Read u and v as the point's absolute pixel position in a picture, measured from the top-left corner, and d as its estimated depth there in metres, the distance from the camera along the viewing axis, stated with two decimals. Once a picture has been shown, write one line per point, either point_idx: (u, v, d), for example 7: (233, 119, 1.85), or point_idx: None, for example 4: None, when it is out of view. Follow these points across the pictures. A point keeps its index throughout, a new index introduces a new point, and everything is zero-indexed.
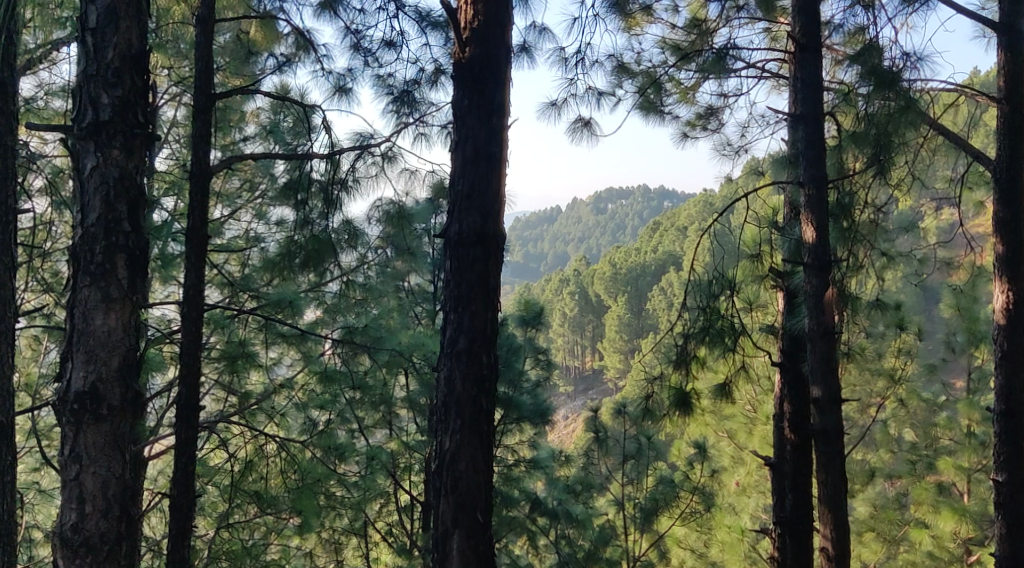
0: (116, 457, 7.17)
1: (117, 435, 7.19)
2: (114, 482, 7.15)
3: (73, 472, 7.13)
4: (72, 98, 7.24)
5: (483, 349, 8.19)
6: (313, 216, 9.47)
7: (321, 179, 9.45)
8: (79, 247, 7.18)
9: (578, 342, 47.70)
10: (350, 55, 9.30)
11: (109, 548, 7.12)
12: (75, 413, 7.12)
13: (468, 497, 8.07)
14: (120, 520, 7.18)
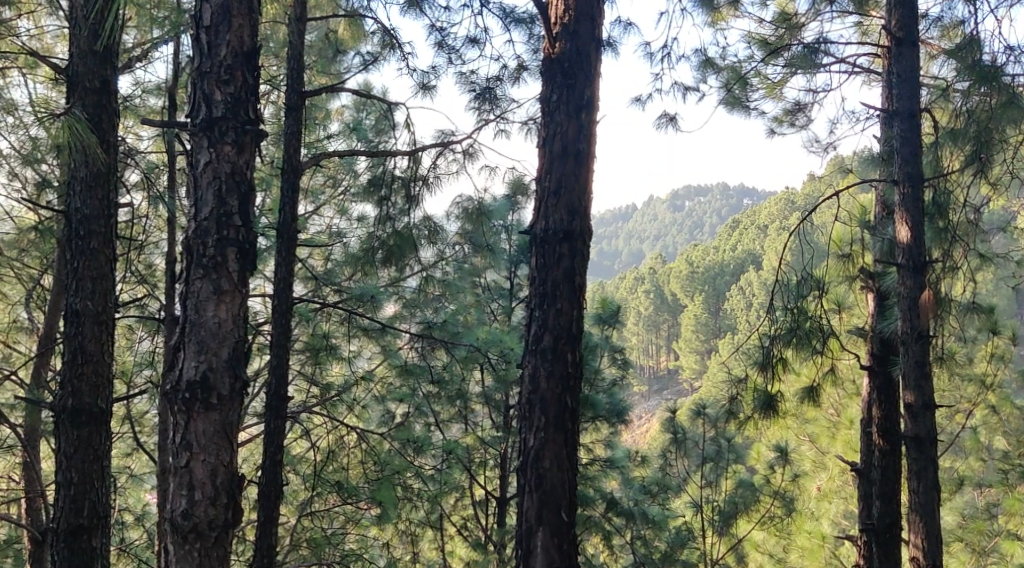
0: (224, 446, 7.34)
1: (226, 425, 7.35)
2: (222, 470, 7.32)
3: (183, 460, 7.30)
4: (186, 94, 7.43)
5: (569, 347, 8.25)
6: (395, 212, 9.62)
7: (404, 175, 9.55)
8: (192, 239, 7.37)
9: (653, 341, 47.46)
10: (434, 53, 9.46)
11: (217, 535, 7.30)
12: (186, 402, 7.29)
13: (552, 495, 8.14)
14: (227, 508, 7.35)
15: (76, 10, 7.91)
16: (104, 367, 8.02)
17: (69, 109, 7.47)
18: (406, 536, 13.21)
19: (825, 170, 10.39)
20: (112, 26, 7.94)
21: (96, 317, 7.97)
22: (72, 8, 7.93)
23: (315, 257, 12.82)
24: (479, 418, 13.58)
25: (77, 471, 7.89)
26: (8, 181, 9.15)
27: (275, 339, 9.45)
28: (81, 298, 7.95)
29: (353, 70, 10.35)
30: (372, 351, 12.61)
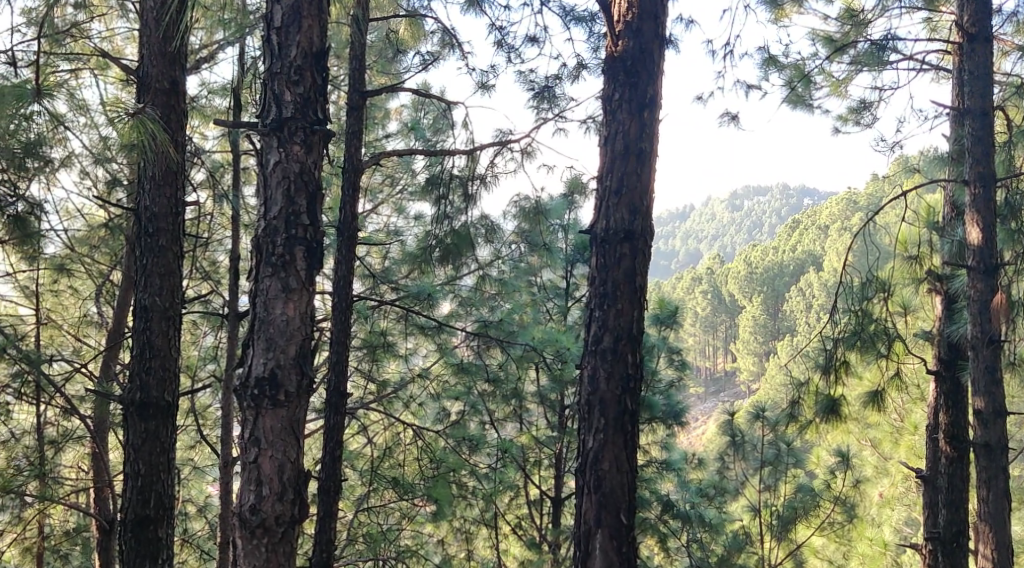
0: (291, 442, 7.42)
1: (293, 422, 7.43)
2: (289, 466, 7.39)
3: (252, 455, 7.40)
4: (258, 94, 7.54)
5: (630, 349, 8.22)
6: (451, 210, 9.57)
7: (461, 174, 9.55)
8: (262, 238, 7.46)
9: (710, 343, 47.14)
10: (494, 51, 9.48)
11: (283, 530, 7.37)
12: (255, 399, 7.39)
13: (611, 497, 8.12)
14: (294, 504, 7.42)
15: (147, 13, 8.13)
16: (171, 361, 8.15)
17: (141, 108, 7.62)
18: (462, 533, 13.44)
19: (890, 169, 10.26)
20: (182, 28, 8.10)
21: (164, 313, 8.11)
22: (142, 10, 8.15)
23: (372, 255, 12.88)
24: (534, 418, 13.55)
25: (145, 463, 8.02)
26: (80, 180, 9.38)
27: (335, 336, 9.52)
28: (149, 294, 8.09)
29: (413, 69, 10.32)
30: (427, 349, 12.66)
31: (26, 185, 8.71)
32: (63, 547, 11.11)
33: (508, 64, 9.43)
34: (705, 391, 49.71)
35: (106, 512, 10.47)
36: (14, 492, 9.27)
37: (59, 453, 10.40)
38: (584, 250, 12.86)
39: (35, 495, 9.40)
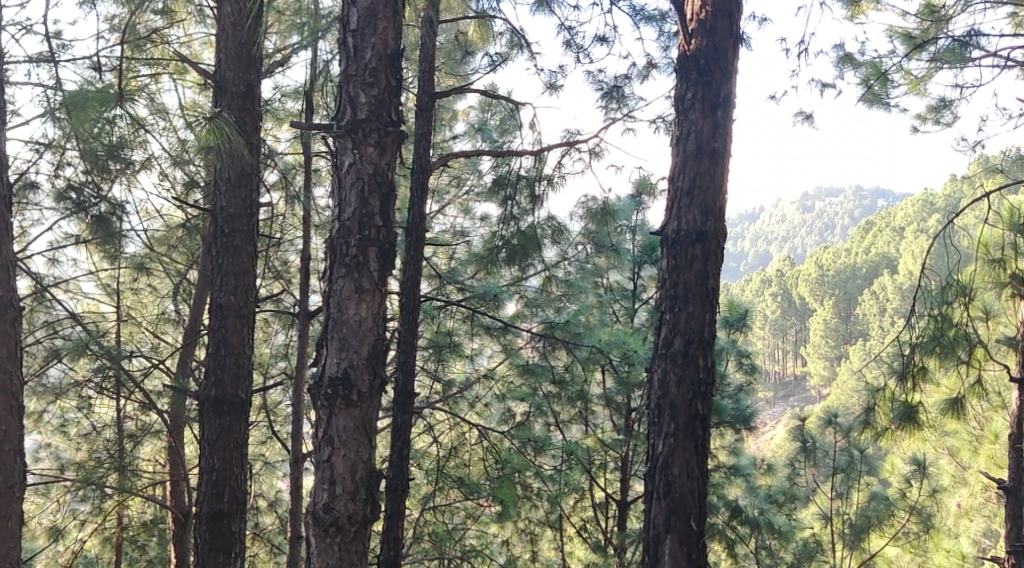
0: (364, 441, 7.42)
1: (366, 421, 7.43)
2: (362, 465, 7.40)
3: (325, 454, 7.41)
4: (333, 97, 7.56)
5: (700, 353, 8.26)
6: (518, 211, 9.53)
7: (529, 175, 9.50)
8: (336, 239, 7.50)
9: (779, 347, 46.46)
10: (562, 52, 9.45)
11: (356, 529, 7.37)
12: (329, 398, 7.41)
13: (681, 503, 8.16)
14: (366, 503, 7.42)
15: (224, 20, 8.39)
16: (245, 360, 8.42)
17: (218, 112, 7.73)
18: (525, 534, 13.19)
19: (970, 169, 10.00)
20: (258, 35, 8.34)
21: (239, 312, 8.36)
22: (220, 15, 8.41)
23: (439, 256, 12.84)
24: (600, 421, 13.40)
25: (219, 458, 8.29)
26: (159, 182, 9.27)
27: (402, 336, 9.51)
28: (225, 294, 8.34)
29: (481, 70, 10.28)
30: (493, 350, 12.60)
31: (108, 187, 8.99)
32: (141, 538, 11.34)
33: (578, 64, 9.37)
34: (774, 395, 49.00)
35: (181, 505, 10.75)
36: (94, 484, 9.47)
37: (137, 447, 10.62)
38: (652, 250, 12.69)
39: (115, 487, 9.60)
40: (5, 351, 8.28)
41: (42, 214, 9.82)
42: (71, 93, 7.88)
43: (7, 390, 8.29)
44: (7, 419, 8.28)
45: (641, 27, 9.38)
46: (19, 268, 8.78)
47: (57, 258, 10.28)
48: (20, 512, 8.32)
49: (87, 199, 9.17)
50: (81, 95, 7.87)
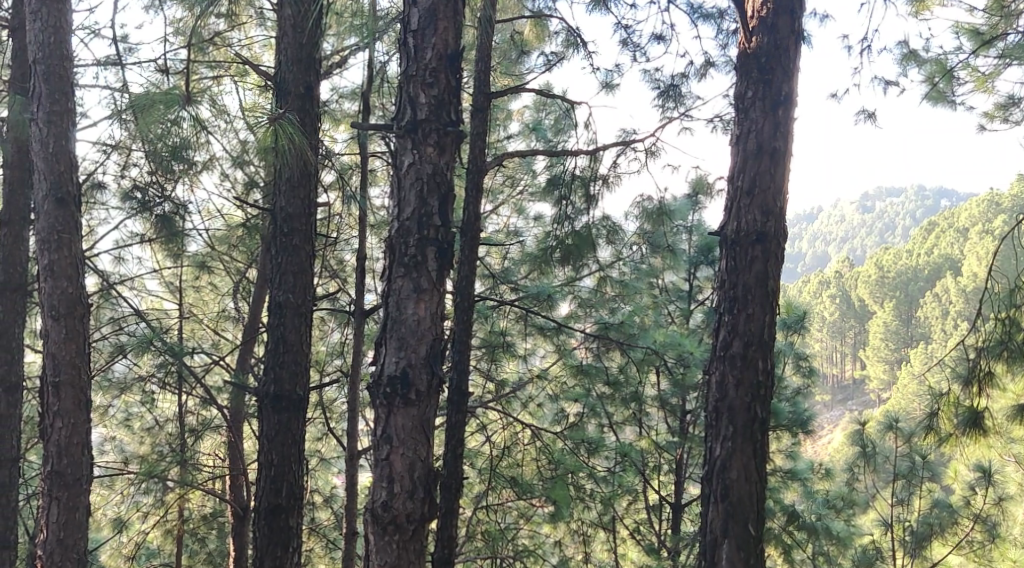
0: (422, 440, 7.37)
1: (424, 420, 7.38)
2: (421, 464, 7.35)
3: (384, 452, 7.38)
4: (393, 98, 7.53)
5: (759, 356, 8.38)
6: (572, 211, 9.39)
7: (583, 175, 9.32)
8: (395, 239, 7.45)
9: (838, 349, 45.79)
10: (619, 51, 9.38)
11: (414, 528, 7.33)
12: (387, 397, 7.37)
13: (739, 507, 8.31)
14: (425, 502, 7.37)
15: (285, 23, 8.71)
16: (303, 357, 8.67)
17: (279, 113, 7.75)
18: (578, 535, 12.84)
19: None
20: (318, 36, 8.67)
21: (297, 310, 8.61)
22: (280, 21, 8.74)
23: (492, 256, 12.77)
24: (655, 422, 13.27)
25: (278, 453, 8.55)
26: (219, 181, 9.91)
27: (456, 335, 9.44)
28: (283, 292, 8.63)
29: (536, 70, 10.20)
30: (546, 349, 12.52)
31: (172, 186, 9.23)
32: (201, 531, 11.47)
33: (634, 63, 9.29)
34: (832, 398, 48.32)
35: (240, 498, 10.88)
36: (157, 478, 9.60)
37: (198, 441, 10.70)
38: (709, 251, 12.43)
39: (176, 481, 9.71)
40: (73, 349, 8.43)
41: (109, 214, 10.09)
42: (138, 96, 7.90)
43: (75, 384, 8.46)
44: (75, 412, 8.45)
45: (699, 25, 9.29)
46: (87, 267, 9.04)
47: (122, 257, 10.41)
48: (87, 504, 8.51)
49: (152, 199, 9.30)
50: (147, 97, 7.90)
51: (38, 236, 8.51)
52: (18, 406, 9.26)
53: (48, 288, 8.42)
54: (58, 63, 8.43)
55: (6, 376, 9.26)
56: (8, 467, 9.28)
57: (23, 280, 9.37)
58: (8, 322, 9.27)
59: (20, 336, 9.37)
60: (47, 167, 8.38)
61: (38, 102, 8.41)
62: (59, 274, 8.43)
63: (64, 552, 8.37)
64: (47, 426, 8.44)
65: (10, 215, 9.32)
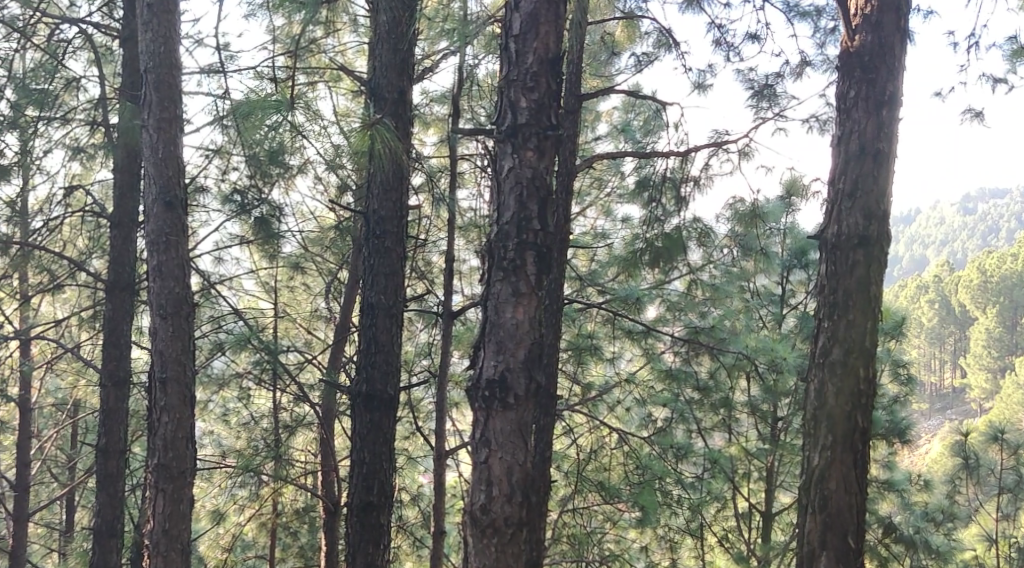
0: (521, 444, 7.25)
1: (523, 425, 7.26)
2: (519, 468, 7.23)
3: (483, 456, 7.28)
4: (494, 102, 7.43)
5: (861, 363, 8.26)
6: (663, 213, 9.18)
7: (674, 175, 9.13)
8: (494, 242, 7.35)
9: (937, 357, 44.72)
10: (711, 51, 9.18)
11: (513, 532, 7.21)
12: (486, 400, 7.27)
13: (838, 519, 8.18)
14: (523, 506, 7.25)
15: (381, 28, 8.71)
16: (394, 357, 8.64)
17: (377, 117, 7.73)
18: (665, 541, 12.64)
19: None
20: (414, 41, 8.64)
21: (388, 311, 8.60)
22: (376, 27, 8.73)
23: (579, 258, 12.62)
24: (746, 428, 13.02)
25: (370, 451, 8.54)
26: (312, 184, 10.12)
27: (546, 339, 9.31)
28: (375, 293, 8.61)
29: (627, 72, 10.04)
30: (633, 352, 12.35)
31: (269, 189, 9.35)
32: (293, 525, 11.61)
33: (727, 63, 9.10)
34: (931, 407, 47.12)
35: (330, 493, 10.95)
36: (253, 472, 9.68)
37: (292, 436, 10.80)
38: (803, 255, 12.30)
39: (271, 475, 9.79)
40: (179, 345, 8.46)
41: (210, 216, 9.97)
42: (240, 102, 8.13)
43: (181, 381, 8.48)
44: (181, 407, 8.47)
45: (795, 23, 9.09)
46: (189, 267, 9.11)
47: (221, 257, 10.52)
48: (190, 497, 8.50)
49: (251, 202, 9.46)
50: (248, 104, 8.12)
51: (146, 238, 8.57)
52: (126, 401, 9.66)
53: (156, 287, 8.46)
54: (167, 72, 8.50)
55: (114, 371, 9.64)
56: (116, 459, 9.71)
57: (131, 279, 9.74)
58: (117, 320, 9.64)
59: (128, 333, 9.71)
60: (156, 171, 8.44)
61: (148, 110, 8.49)
62: (167, 274, 8.46)
63: (168, 542, 8.39)
64: (154, 420, 8.46)
65: (121, 216, 9.75)
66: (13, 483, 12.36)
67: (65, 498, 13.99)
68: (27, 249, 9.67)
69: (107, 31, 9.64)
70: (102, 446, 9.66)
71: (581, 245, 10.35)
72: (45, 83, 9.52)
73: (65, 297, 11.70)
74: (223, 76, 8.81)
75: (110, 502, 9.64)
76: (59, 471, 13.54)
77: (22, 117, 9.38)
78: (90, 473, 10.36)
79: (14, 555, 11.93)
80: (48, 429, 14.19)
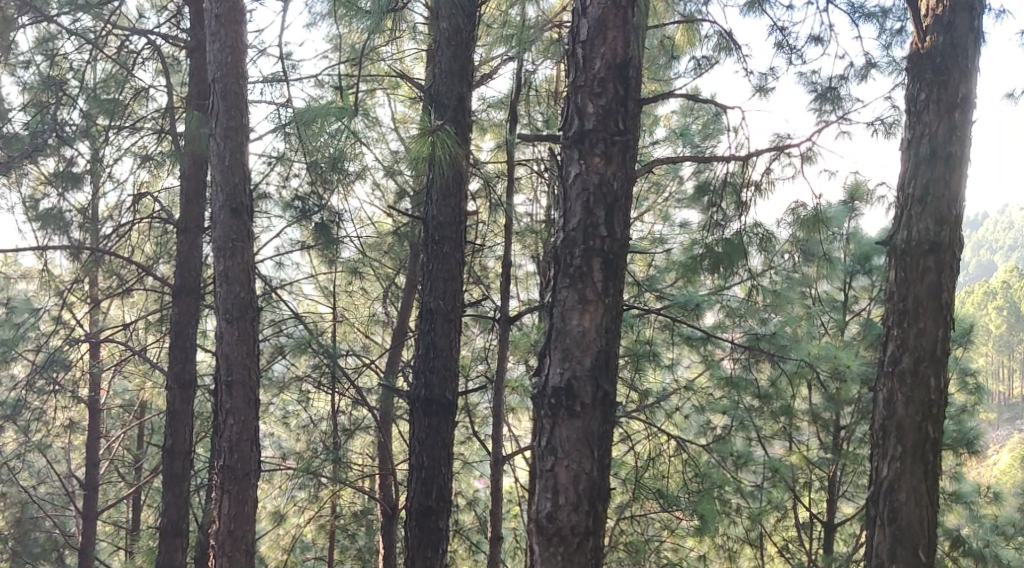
0: (588, 453, 7.13)
1: (590, 433, 7.14)
2: (585, 477, 7.11)
3: (548, 463, 7.17)
4: (560, 108, 7.33)
5: (932, 372, 8.05)
6: (722, 218, 8.77)
7: (734, 180, 8.67)
8: (559, 249, 7.25)
9: (1005, 365, 43.81)
10: (773, 53, 8.98)
11: (580, 541, 7.09)
12: (552, 408, 7.18)
13: (908, 532, 7.97)
14: (590, 515, 7.12)
15: (441, 35, 8.63)
16: (453, 362, 8.56)
17: (440, 124, 7.65)
18: (724, 550, 12.43)
19: None
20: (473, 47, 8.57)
21: (447, 315, 8.52)
22: (437, 32, 8.66)
23: (637, 264, 12.46)
24: (807, 436, 12.78)
25: (429, 456, 8.46)
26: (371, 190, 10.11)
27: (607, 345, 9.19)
28: (434, 298, 8.54)
29: (686, 75, 9.87)
30: (692, 359, 12.17)
31: (328, 197, 9.23)
32: (351, 527, 11.54)
33: (790, 66, 8.90)
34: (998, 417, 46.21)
35: (388, 497, 10.89)
36: (312, 474, 9.62)
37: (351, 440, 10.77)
38: (867, 259, 12.10)
39: (329, 477, 9.73)
40: (246, 347, 8.44)
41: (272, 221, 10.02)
42: (303, 109, 8.14)
43: (246, 383, 8.46)
44: (247, 409, 8.44)
45: (860, 24, 8.87)
46: (251, 272, 9.09)
47: (283, 262, 10.47)
48: (255, 498, 8.45)
49: (311, 207, 9.46)
50: (311, 111, 8.13)
51: (214, 244, 8.57)
52: (192, 403, 9.66)
53: (222, 291, 8.45)
54: (234, 82, 8.48)
55: (181, 373, 9.66)
56: (182, 460, 9.71)
57: (198, 283, 9.78)
58: (184, 323, 9.67)
59: (195, 336, 9.73)
60: (223, 178, 8.43)
61: (215, 118, 8.48)
62: (233, 279, 8.45)
63: (233, 543, 8.35)
64: (220, 422, 8.45)
65: (187, 222, 9.79)
66: (82, 482, 12.48)
67: (132, 497, 14.11)
68: (99, 253, 9.74)
69: (175, 42, 9.67)
70: (168, 446, 9.66)
71: (636, 250, 9.50)
72: (115, 93, 9.81)
73: (133, 302, 11.81)
74: (286, 85, 8.78)
75: (176, 501, 9.64)
76: (126, 472, 13.63)
77: (93, 126, 9.50)
78: (157, 472, 10.40)
79: (81, 553, 12.03)
80: (116, 429, 14.30)
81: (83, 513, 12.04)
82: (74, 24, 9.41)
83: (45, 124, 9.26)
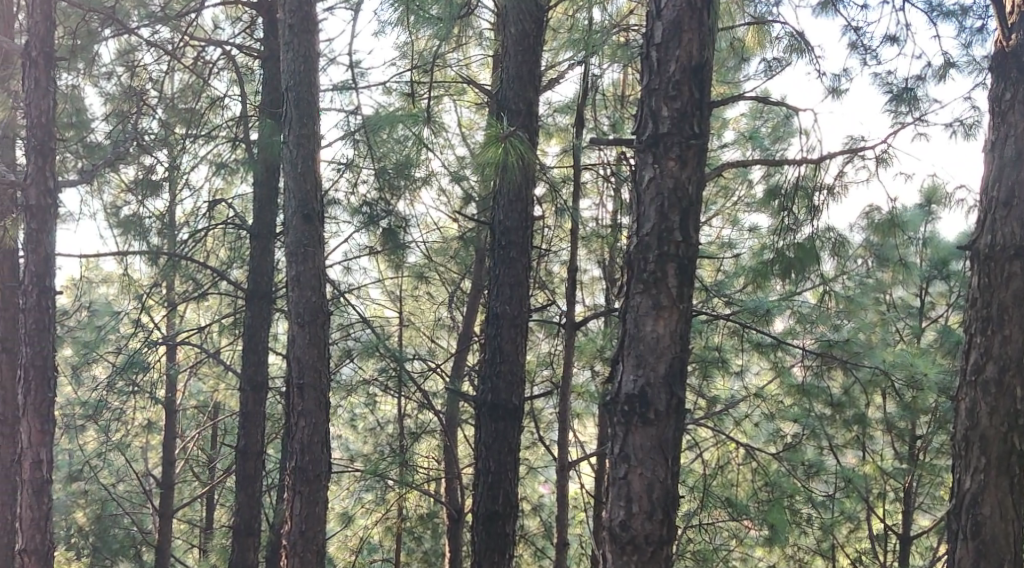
0: (662, 461, 6.93)
1: (663, 441, 6.94)
2: (659, 485, 6.91)
3: (622, 471, 6.99)
4: (635, 111, 7.15)
5: (1017, 381, 7.74)
6: (792, 222, 8.35)
7: (804, 182, 8.27)
8: (634, 255, 7.06)
9: None
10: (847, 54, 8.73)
11: (654, 549, 6.90)
12: (625, 415, 6.99)
13: (993, 547, 7.65)
14: (664, 524, 6.93)
15: (509, 40, 8.49)
16: (520, 367, 8.39)
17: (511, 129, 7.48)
18: (796, 560, 12.13)
19: None
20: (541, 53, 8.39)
21: (514, 320, 8.37)
22: (504, 37, 8.51)
23: (706, 269, 12.23)
24: (881, 446, 12.43)
25: (496, 462, 8.31)
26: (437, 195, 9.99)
27: None
28: (502, 303, 8.39)
29: (757, 77, 9.62)
30: (764, 366, 11.90)
31: (395, 202, 9.11)
32: (418, 530, 11.42)
33: (864, 66, 8.64)
34: None
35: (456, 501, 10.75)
36: (380, 477, 9.51)
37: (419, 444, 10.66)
38: (944, 265, 11.71)
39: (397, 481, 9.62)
40: (316, 351, 8.35)
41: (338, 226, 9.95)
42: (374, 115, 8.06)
43: (317, 386, 8.36)
44: (318, 412, 8.35)
45: (939, 23, 8.59)
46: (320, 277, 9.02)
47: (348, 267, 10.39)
48: (325, 499, 8.35)
49: (378, 213, 9.33)
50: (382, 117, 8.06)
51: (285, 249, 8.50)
52: (264, 405, 9.60)
53: (294, 296, 8.37)
54: (307, 89, 8.41)
55: (253, 376, 9.59)
56: (255, 461, 9.66)
57: (270, 286, 9.71)
58: (256, 326, 9.62)
59: (267, 339, 9.68)
60: (295, 184, 8.35)
61: (288, 126, 8.42)
62: (305, 283, 8.36)
63: (305, 543, 8.25)
64: (291, 424, 8.36)
65: (260, 228, 9.75)
66: (157, 480, 12.51)
67: (207, 496, 14.17)
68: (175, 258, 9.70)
69: (248, 52, 9.64)
70: (241, 447, 9.61)
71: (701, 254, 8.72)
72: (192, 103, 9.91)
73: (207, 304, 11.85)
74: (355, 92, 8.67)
75: (249, 501, 9.59)
76: (200, 471, 13.67)
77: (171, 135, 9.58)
78: (230, 473, 10.36)
79: (157, 551, 12.07)
80: (191, 429, 14.35)
81: (159, 511, 12.07)
82: (152, 36, 9.43)
83: (127, 133, 9.49)
